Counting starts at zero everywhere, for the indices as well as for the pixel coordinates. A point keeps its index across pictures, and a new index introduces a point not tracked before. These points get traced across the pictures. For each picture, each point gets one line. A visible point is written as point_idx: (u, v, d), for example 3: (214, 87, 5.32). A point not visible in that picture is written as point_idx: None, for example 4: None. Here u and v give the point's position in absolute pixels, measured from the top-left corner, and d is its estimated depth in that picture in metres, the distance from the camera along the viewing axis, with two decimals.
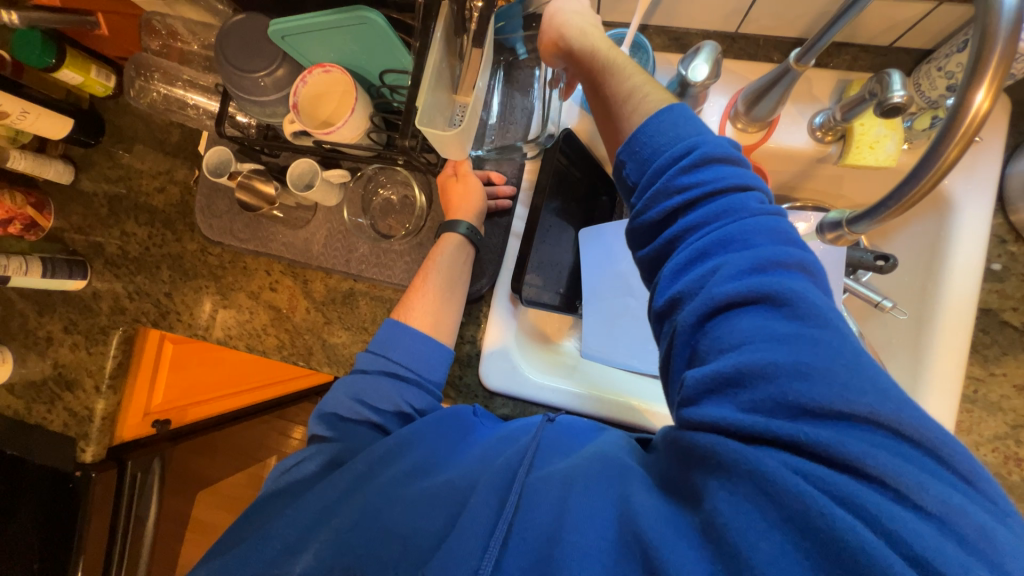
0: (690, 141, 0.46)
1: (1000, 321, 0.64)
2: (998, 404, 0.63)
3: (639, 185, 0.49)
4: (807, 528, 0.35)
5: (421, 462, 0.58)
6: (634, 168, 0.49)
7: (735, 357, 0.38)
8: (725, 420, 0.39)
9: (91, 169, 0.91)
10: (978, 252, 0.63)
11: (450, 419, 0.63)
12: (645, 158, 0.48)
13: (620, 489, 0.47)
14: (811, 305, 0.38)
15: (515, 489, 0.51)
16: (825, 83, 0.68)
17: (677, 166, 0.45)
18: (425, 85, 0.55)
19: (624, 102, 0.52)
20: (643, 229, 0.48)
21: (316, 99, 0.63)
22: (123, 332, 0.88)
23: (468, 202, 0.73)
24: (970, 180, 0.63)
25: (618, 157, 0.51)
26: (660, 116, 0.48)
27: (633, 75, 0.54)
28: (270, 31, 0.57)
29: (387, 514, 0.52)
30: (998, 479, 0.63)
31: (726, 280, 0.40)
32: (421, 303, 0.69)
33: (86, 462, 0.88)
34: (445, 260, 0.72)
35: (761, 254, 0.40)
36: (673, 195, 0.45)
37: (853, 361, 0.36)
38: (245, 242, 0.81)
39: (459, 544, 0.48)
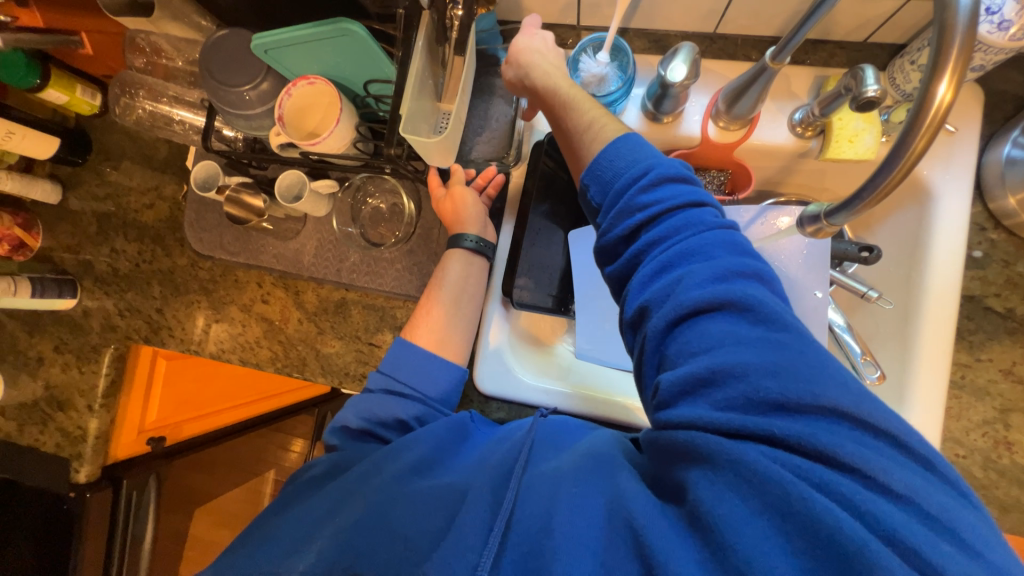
0: (645, 163, 0.48)
1: (984, 307, 0.65)
2: (985, 389, 0.64)
3: (603, 206, 0.50)
4: (785, 509, 0.36)
5: (425, 457, 0.58)
6: (597, 191, 0.50)
7: (707, 359, 0.39)
8: (701, 418, 0.39)
9: (79, 188, 0.91)
10: (959, 237, 0.64)
11: (451, 423, 0.63)
12: (608, 180, 0.49)
13: (610, 483, 0.47)
14: (769, 309, 0.40)
15: (511, 485, 0.51)
16: (803, 80, 0.69)
17: (636, 186, 0.47)
18: (409, 94, 0.57)
19: (583, 134, 0.54)
20: (610, 245, 0.49)
21: (302, 111, 0.64)
22: (114, 349, 0.88)
23: (466, 215, 0.73)
24: (947, 168, 0.64)
25: (583, 182, 0.52)
26: (616, 144, 0.50)
27: (592, 109, 0.55)
28: (252, 46, 0.57)
29: (389, 513, 0.51)
30: (989, 463, 0.63)
31: (691, 288, 0.41)
32: (427, 318, 0.71)
33: (80, 482, 0.88)
34: (452, 275, 0.73)
35: (720, 263, 0.42)
36: (636, 214, 0.46)
37: (815, 360, 0.38)
38: (235, 255, 0.82)
39: (459, 542, 0.47)
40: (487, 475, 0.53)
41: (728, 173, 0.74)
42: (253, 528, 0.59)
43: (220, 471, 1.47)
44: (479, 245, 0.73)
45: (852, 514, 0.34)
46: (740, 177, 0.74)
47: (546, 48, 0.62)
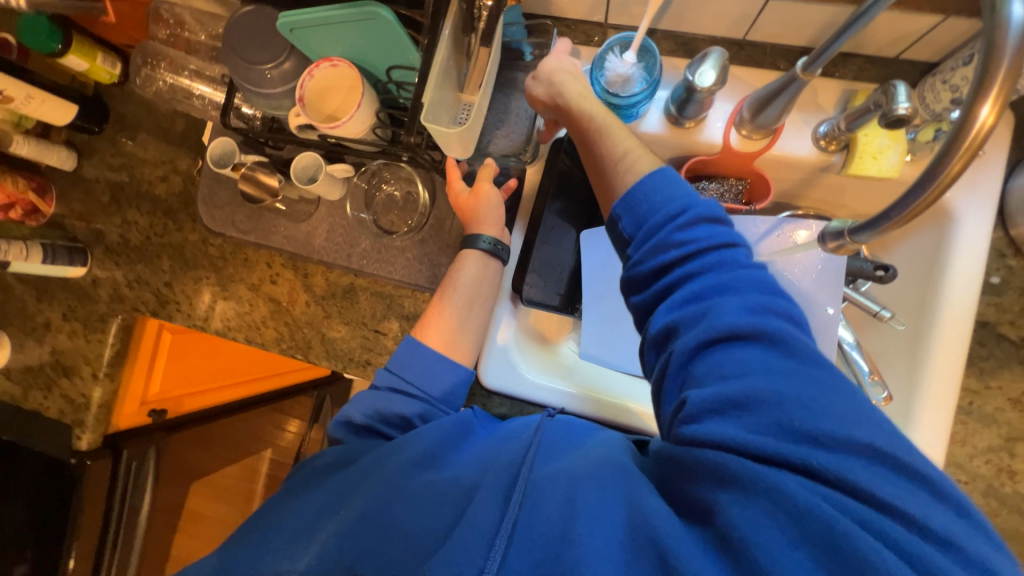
0: (681, 202, 0.50)
1: (997, 334, 0.64)
2: (992, 416, 0.63)
3: (634, 238, 0.51)
4: (820, 535, 0.38)
5: (431, 451, 0.60)
6: (630, 222, 0.52)
7: (742, 386, 0.42)
8: (733, 441, 0.41)
9: (94, 156, 0.91)
10: (977, 263, 0.63)
11: (456, 420, 0.64)
12: (643, 214, 0.51)
13: (627, 491, 0.48)
14: (797, 343, 0.43)
15: (518, 486, 0.53)
16: (830, 93, 0.68)
17: (672, 223, 0.49)
18: (432, 83, 0.56)
19: (617, 164, 0.55)
20: (640, 277, 0.50)
21: (323, 92, 0.64)
22: (122, 320, 0.89)
23: (485, 216, 0.71)
24: (971, 194, 0.63)
25: (613, 212, 0.53)
26: (651, 178, 0.51)
27: (626, 140, 0.57)
28: (277, 24, 0.56)
29: (392, 513, 0.54)
30: (991, 490, 0.63)
31: (725, 318, 0.44)
32: (438, 318, 0.71)
33: (81, 449, 0.89)
34: (466, 275, 0.71)
35: (751, 298, 0.45)
36: (671, 249, 0.48)
37: (840, 392, 0.41)
38: (246, 234, 0.81)
39: (469, 539, 0.50)
40: (498, 472, 0.55)
41: (746, 182, 0.74)
42: (263, 516, 0.61)
43: (217, 449, 1.47)
44: (496, 248, 0.72)
45: (881, 540, 0.37)
46: (757, 188, 0.74)
47: (575, 71, 0.64)
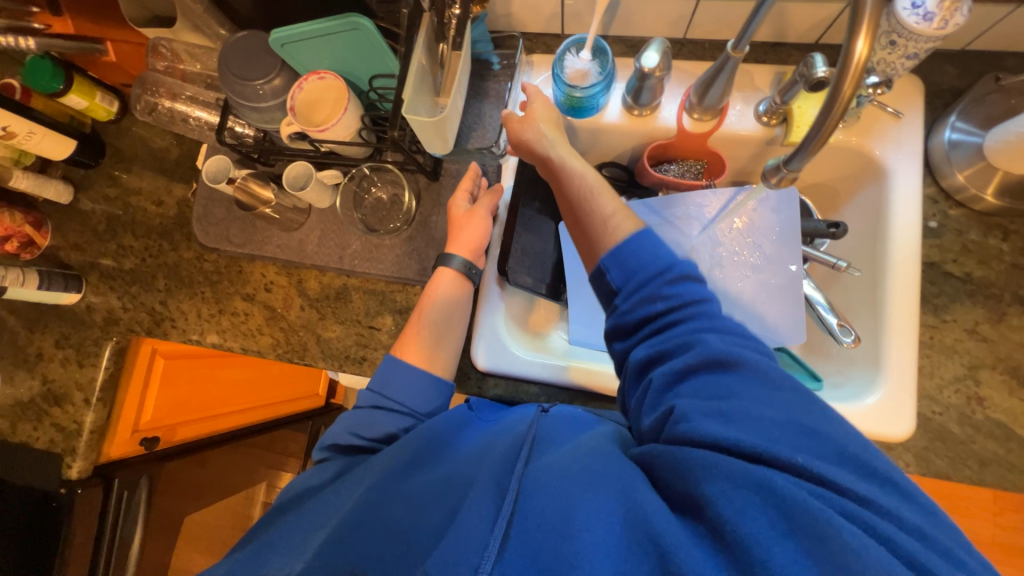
0: (667, 258, 0.56)
1: (944, 272, 0.69)
2: (953, 347, 0.67)
3: (622, 289, 0.56)
4: (808, 530, 0.40)
5: (419, 451, 0.60)
6: (617, 275, 0.57)
7: (728, 406, 0.47)
8: (722, 445, 0.45)
9: (90, 189, 0.95)
10: (915, 210, 0.70)
11: (451, 415, 0.66)
12: (632, 269, 0.56)
13: (625, 488, 0.48)
14: (772, 370, 0.49)
15: (515, 477, 0.53)
16: (765, 75, 0.76)
17: (659, 277, 0.54)
18: (410, 84, 0.63)
19: (607, 222, 0.59)
20: (627, 323, 0.56)
21: (312, 104, 0.70)
22: (116, 342, 0.89)
23: (461, 238, 0.76)
24: (900, 149, 0.71)
25: (601, 262, 0.58)
26: (634, 233, 0.57)
27: (611, 202, 0.60)
28: (271, 39, 0.63)
29: (389, 514, 0.53)
30: (965, 418, 0.65)
31: (708, 349, 0.50)
32: (414, 335, 0.73)
33: (71, 478, 0.86)
34: (441, 295, 0.74)
35: (728, 336, 0.51)
36: (657, 300, 0.54)
37: (816, 411, 0.46)
38: (240, 246, 0.85)
39: (461, 543, 0.48)
40: (494, 463, 0.55)
41: (704, 163, 0.82)
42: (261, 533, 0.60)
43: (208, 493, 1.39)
44: (467, 269, 0.75)
45: (862, 529, 0.40)
46: (714, 167, 0.82)
47: (553, 119, 0.69)
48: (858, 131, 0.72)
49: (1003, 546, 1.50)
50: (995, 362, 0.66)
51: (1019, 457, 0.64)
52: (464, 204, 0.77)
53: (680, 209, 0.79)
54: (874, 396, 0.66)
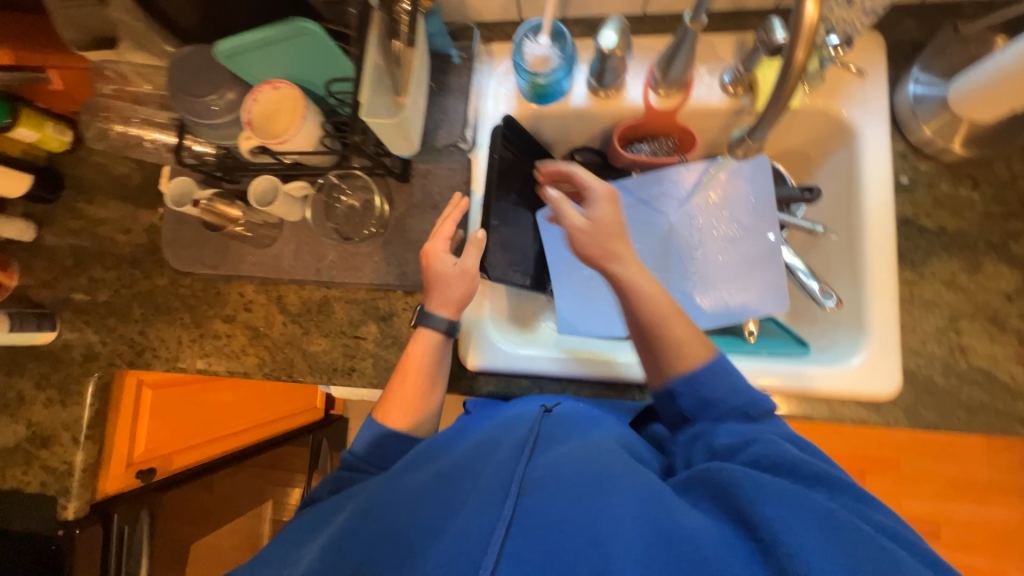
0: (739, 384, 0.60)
1: (919, 227, 0.69)
2: (933, 300, 0.68)
3: (697, 418, 0.59)
4: (862, 552, 0.41)
5: (416, 460, 0.59)
6: (690, 402, 0.60)
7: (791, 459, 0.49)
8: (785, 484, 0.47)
9: (53, 224, 0.93)
10: (885, 166, 0.70)
11: (447, 430, 0.66)
12: (706, 397, 0.59)
13: (658, 498, 0.48)
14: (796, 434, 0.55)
15: (516, 478, 0.51)
16: (727, 44, 0.76)
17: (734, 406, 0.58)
18: (366, 84, 0.61)
19: (679, 349, 0.61)
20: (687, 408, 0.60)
21: (269, 116, 0.68)
22: (99, 377, 0.87)
23: (445, 298, 0.70)
24: (865, 108, 0.71)
25: (674, 387, 0.61)
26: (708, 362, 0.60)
27: (684, 331, 0.62)
28: (217, 52, 0.61)
29: (392, 510, 0.51)
30: (949, 369, 0.66)
31: (743, 413, 0.57)
32: (394, 396, 0.68)
33: (68, 519, 0.85)
34: (425, 358, 0.69)
35: (756, 398, 0.58)
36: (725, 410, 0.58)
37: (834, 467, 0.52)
38: (215, 268, 0.83)
39: (466, 539, 0.46)
40: (496, 460, 0.54)
41: (675, 139, 0.81)
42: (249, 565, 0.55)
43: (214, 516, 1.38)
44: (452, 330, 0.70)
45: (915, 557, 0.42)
46: (686, 143, 0.81)
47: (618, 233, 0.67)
48: (824, 94, 0.72)
49: (999, 485, 1.55)
50: (974, 311, 0.67)
51: (1004, 401, 0.65)
52: (450, 262, 0.70)
53: (656, 187, 0.81)
54: (859, 358, 0.67)
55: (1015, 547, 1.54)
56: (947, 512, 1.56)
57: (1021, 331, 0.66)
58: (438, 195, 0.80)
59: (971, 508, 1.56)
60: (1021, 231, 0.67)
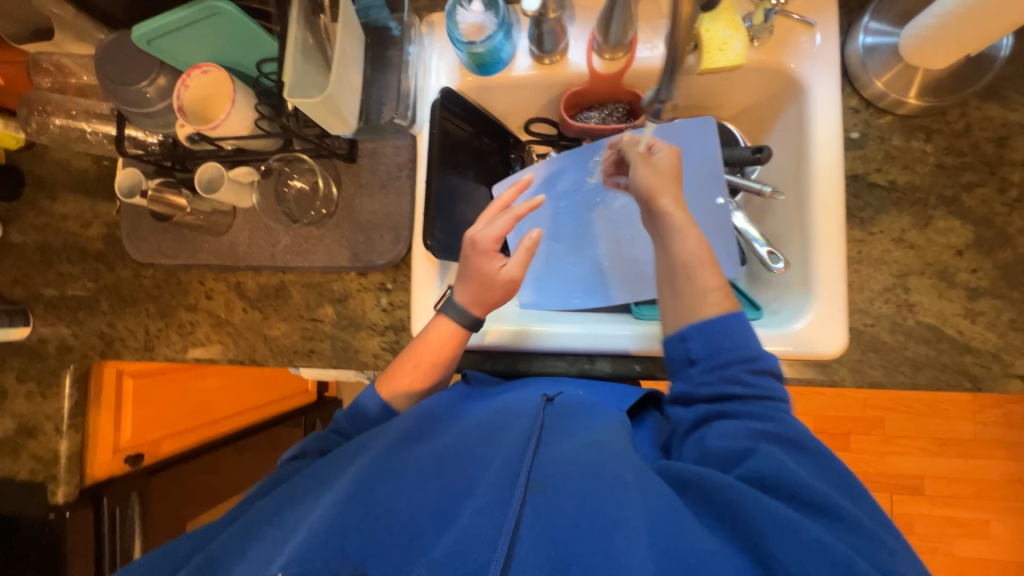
0: (755, 351, 0.58)
1: (869, 183, 0.68)
2: (881, 258, 0.67)
3: (701, 359, 0.60)
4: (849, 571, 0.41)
5: (416, 428, 0.61)
6: (699, 346, 0.60)
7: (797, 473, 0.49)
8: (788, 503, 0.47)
9: (18, 221, 0.94)
10: (835, 120, 0.68)
11: (447, 405, 0.65)
12: (715, 344, 0.59)
13: (664, 509, 0.48)
14: (829, 457, 0.53)
15: (521, 476, 0.51)
16: (672, 1, 0.73)
17: (745, 365, 0.57)
18: (289, 63, 0.60)
19: (702, 300, 0.62)
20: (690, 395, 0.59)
21: (203, 100, 0.67)
22: (75, 369, 0.90)
23: (484, 300, 0.69)
24: (814, 59, 0.69)
25: (686, 328, 0.62)
26: (724, 318, 0.60)
27: (709, 278, 0.63)
28: (135, 37, 0.60)
29: (389, 492, 0.52)
30: (896, 327, 0.66)
31: (765, 419, 0.54)
32: (411, 373, 0.70)
33: (59, 503, 0.90)
34: (434, 344, 0.69)
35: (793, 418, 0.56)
36: (736, 385, 0.57)
37: (836, 477, 0.51)
38: (173, 258, 0.84)
39: (472, 530, 0.48)
40: (500, 455, 0.55)
41: (625, 105, 0.80)
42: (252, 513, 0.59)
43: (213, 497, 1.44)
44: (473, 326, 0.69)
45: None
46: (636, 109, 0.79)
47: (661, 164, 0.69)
48: (771, 49, 0.70)
49: (984, 441, 1.56)
50: (923, 268, 0.66)
51: (951, 357, 0.64)
52: (496, 265, 0.67)
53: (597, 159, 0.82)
54: (803, 319, 0.67)
55: (1000, 500, 1.56)
56: (931, 469, 1.58)
57: (970, 286, 0.65)
58: (386, 174, 0.79)
59: (956, 465, 1.57)
60: (974, 183, 0.65)
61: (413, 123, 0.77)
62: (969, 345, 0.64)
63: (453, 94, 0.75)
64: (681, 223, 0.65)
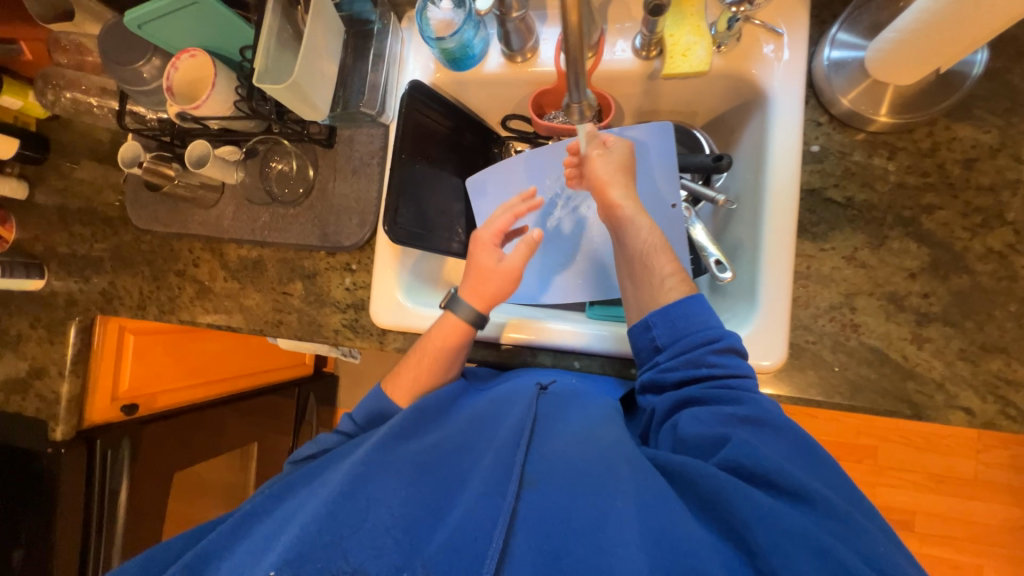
0: (719, 332, 0.59)
1: (825, 199, 0.66)
2: (830, 275, 0.65)
3: (667, 347, 0.60)
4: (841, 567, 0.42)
5: (409, 422, 0.60)
6: (664, 333, 0.61)
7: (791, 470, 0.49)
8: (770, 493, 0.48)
9: (42, 184, 1.04)
10: (794, 132, 0.66)
11: (440, 396, 0.66)
12: (679, 328, 0.60)
13: (655, 508, 0.48)
14: (802, 438, 0.54)
15: (515, 471, 0.53)
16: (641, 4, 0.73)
17: (707, 347, 0.58)
18: (261, 50, 0.65)
19: (658, 289, 0.63)
20: (667, 382, 0.59)
21: (189, 82, 0.73)
22: (80, 321, 0.99)
23: (483, 289, 0.71)
24: (778, 68, 0.68)
25: (649, 316, 0.62)
26: (688, 300, 0.61)
27: (666, 263, 0.64)
28: (127, 21, 0.65)
29: (383, 480, 0.52)
30: (839, 346, 0.64)
31: (753, 413, 0.54)
32: (413, 380, 0.70)
33: (57, 440, 1.01)
34: (439, 342, 0.70)
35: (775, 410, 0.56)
36: (701, 367, 0.57)
37: (821, 467, 0.52)
38: (167, 226, 0.91)
39: (469, 520, 0.49)
40: (494, 451, 0.56)
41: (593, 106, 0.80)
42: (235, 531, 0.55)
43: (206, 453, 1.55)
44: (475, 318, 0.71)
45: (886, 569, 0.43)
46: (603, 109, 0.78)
47: (615, 161, 0.70)
48: (737, 56, 0.69)
49: (988, 482, 1.47)
50: (873, 289, 0.64)
51: (894, 382, 0.63)
52: (494, 257, 0.73)
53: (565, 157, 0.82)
54: (744, 330, 0.66)
55: (999, 547, 1.47)
56: (927, 506, 1.50)
57: (921, 311, 0.63)
58: (359, 160, 0.83)
59: (955, 504, 1.49)
60: (936, 205, 0.63)
61: (383, 113, 0.80)
62: (913, 371, 0.62)
63: (421, 87, 0.78)
64: (634, 214, 0.67)
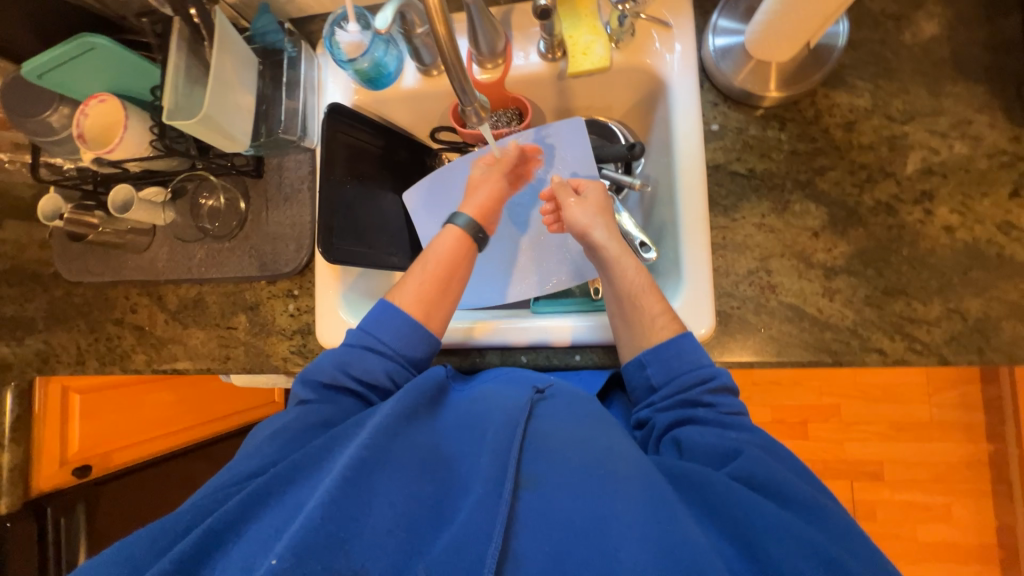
0: (709, 370, 0.60)
1: (729, 173, 0.71)
2: (744, 243, 0.70)
3: (662, 387, 0.61)
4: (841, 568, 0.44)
5: (403, 402, 0.55)
6: (658, 372, 0.61)
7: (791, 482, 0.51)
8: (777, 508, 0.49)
9: None
10: (694, 113, 0.71)
11: (431, 387, 0.60)
12: (672, 368, 0.61)
13: (667, 509, 0.47)
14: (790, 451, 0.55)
15: (511, 466, 0.50)
16: None
17: (703, 387, 0.59)
18: (168, 87, 0.66)
19: (650, 322, 0.64)
20: (664, 416, 0.59)
21: (101, 127, 0.72)
22: (16, 386, 0.92)
23: (472, 198, 0.74)
24: (672, 57, 0.73)
25: (641, 356, 0.63)
26: (679, 341, 0.61)
27: (654, 301, 0.65)
28: (25, 73, 0.66)
29: (380, 482, 0.47)
30: (760, 308, 0.68)
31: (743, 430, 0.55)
32: (416, 287, 0.67)
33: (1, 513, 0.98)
34: (442, 249, 0.70)
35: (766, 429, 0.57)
36: (700, 406, 0.58)
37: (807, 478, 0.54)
38: (99, 275, 0.89)
39: (471, 524, 0.47)
40: (487, 448, 0.53)
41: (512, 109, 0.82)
42: (229, 498, 0.50)
43: None
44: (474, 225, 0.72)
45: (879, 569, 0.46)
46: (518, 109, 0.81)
47: (596, 204, 0.73)
48: (633, 50, 0.74)
49: (942, 423, 1.56)
50: (783, 251, 0.69)
51: (813, 335, 0.67)
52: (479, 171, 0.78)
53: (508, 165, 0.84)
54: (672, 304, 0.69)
55: (960, 483, 1.55)
56: (893, 454, 1.57)
57: (827, 265, 0.67)
58: (289, 187, 0.83)
59: (917, 449, 1.57)
60: (827, 167, 0.69)
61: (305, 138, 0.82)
62: (828, 322, 0.67)
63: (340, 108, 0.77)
64: (620, 255, 0.68)
